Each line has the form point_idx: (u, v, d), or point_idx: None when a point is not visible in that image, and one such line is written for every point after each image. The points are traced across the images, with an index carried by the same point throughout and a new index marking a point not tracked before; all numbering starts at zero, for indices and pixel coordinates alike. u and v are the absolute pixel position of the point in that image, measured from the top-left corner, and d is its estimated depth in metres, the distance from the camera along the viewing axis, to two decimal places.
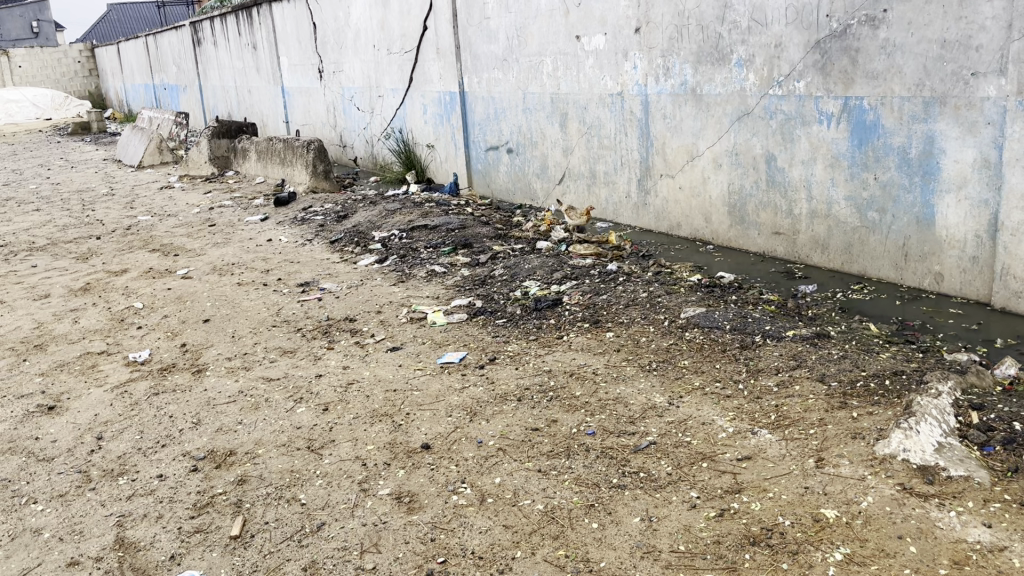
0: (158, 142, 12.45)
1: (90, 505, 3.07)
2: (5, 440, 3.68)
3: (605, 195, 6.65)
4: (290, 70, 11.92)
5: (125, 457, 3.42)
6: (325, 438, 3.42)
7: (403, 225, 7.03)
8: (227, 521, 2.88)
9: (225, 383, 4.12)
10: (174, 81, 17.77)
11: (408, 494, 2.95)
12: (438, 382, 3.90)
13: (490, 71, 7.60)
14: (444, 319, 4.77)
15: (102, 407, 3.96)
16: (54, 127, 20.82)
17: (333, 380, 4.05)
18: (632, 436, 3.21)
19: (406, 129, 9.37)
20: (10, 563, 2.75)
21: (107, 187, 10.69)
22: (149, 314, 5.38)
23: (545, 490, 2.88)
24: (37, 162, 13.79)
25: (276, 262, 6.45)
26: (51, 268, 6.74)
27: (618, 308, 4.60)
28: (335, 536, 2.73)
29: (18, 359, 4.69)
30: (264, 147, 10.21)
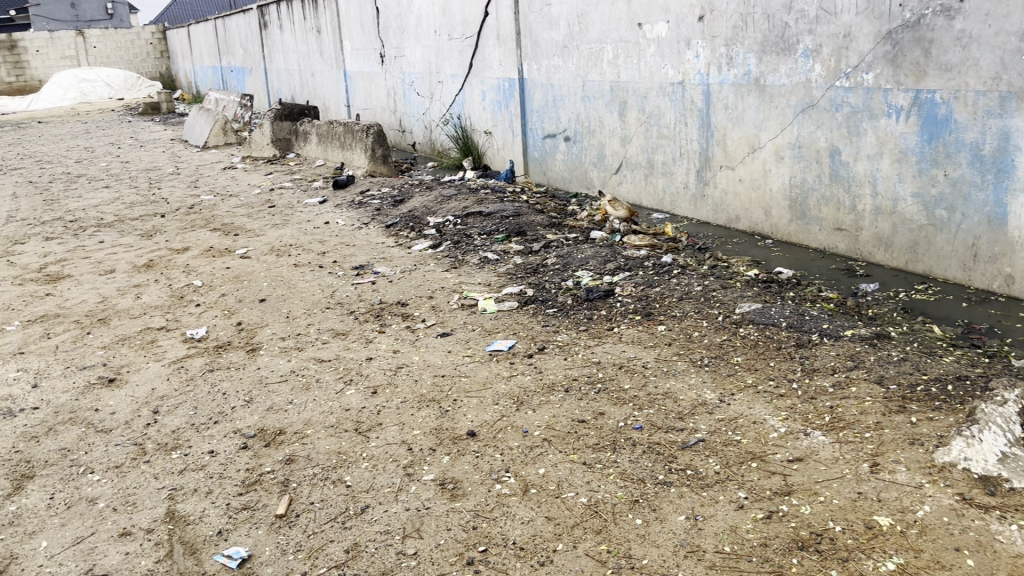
0: (223, 123, 12.70)
1: (143, 477, 3.15)
2: (66, 410, 3.79)
3: (662, 186, 6.56)
4: (353, 54, 12.02)
5: (179, 432, 3.50)
6: (373, 421, 3.45)
7: (458, 211, 7.04)
8: (273, 499, 2.92)
9: (278, 363, 4.19)
10: (240, 63, 18.08)
11: (452, 480, 2.95)
12: (487, 369, 3.90)
13: (550, 58, 7.55)
14: (494, 307, 4.76)
15: (159, 381, 4.06)
16: (125, 106, 21.40)
17: (383, 363, 4.08)
18: (680, 432, 3.15)
19: (464, 115, 9.37)
20: (65, 531, 2.82)
21: (172, 167, 10.95)
22: (208, 292, 5.49)
23: (589, 483, 2.86)
24: (108, 141, 14.20)
25: (332, 245, 6.52)
26: (117, 244, 6.92)
27: (671, 301, 4.53)
28: (378, 520, 2.74)
29: (83, 332, 4.83)
30: (325, 130, 10.32)
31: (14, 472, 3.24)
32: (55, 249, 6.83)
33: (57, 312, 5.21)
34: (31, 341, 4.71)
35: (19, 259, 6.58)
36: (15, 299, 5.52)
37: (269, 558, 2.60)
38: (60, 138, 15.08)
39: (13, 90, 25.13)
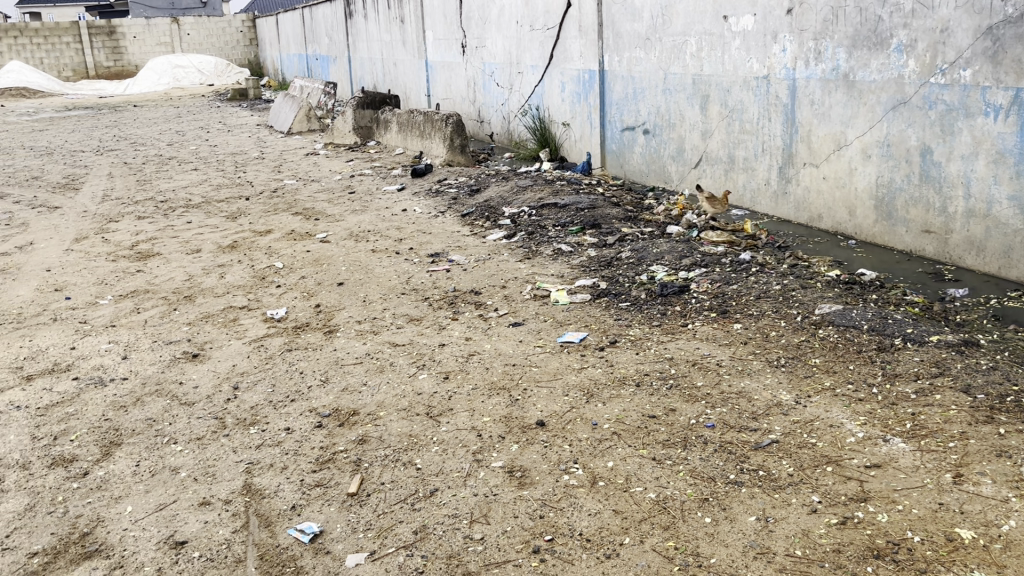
0: (307, 110, 12.98)
1: (223, 450, 3.26)
2: (153, 382, 3.95)
3: (742, 182, 6.43)
4: (435, 44, 12.13)
5: (257, 408, 3.61)
6: (444, 406, 3.49)
7: (533, 202, 7.04)
8: (346, 478, 2.99)
9: (353, 345, 4.27)
10: (326, 51, 18.45)
11: (520, 468, 2.96)
12: (557, 360, 3.90)
13: (632, 50, 7.47)
14: (567, 298, 4.75)
15: (240, 358, 4.19)
16: (215, 92, 22.09)
17: (455, 350, 4.13)
18: (753, 432, 3.10)
19: (543, 106, 9.36)
20: (149, 497, 2.94)
21: (258, 151, 11.26)
22: (289, 274, 5.63)
23: (658, 479, 2.83)
24: (198, 125, 14.69)
25: (408, 232, 6.61)
26: (204, 225, 7.16)
27: (748, 299, 4.45)
28: (446, 504, 2.78)
29: (170, 308, 5.02)
30: (405, 119, 10.45)
31: (103, 439, 3.39)
32: (147, 228, 7.11)
33: (147, 288, 5.42)
34: (122, 315, 4.92)
35: (113, 236, 6.87)
36: (109, 274, 5.77)
37: (339, 535, 2.66)
38: (153, 121, 15.67)
39: (111, 75, 26.22)
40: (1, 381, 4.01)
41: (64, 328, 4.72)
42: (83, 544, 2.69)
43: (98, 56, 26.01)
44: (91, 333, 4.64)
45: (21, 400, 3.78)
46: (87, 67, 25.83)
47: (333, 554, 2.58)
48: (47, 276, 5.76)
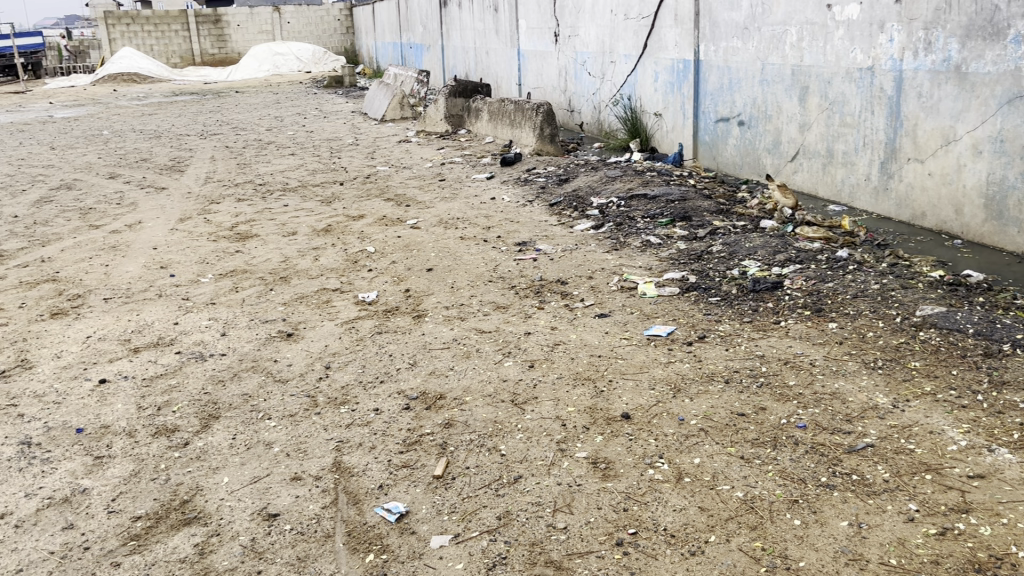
0: (401, 98, 13.15)
1: (315, 427, 3.35)
2: (250, 358, 4.10)
3: (841, 177, 6.21)
4: (528, 33, 12.12)
5: (348, 388, 3.70)
6: (529, 395, 3.50)
7: (623, 193, 6.98)
8: (431, 461, 3.03)
9: (441, 330, 4.33)
10: (420, 40, 18.66)
11: (604, 460, 2.95)
12: (645, 354, 3.86)
13: (729, 40, 7.31)
14: (655, 291, 4.70)
15: (332, 339, 4.30)
16: (312, 79, 22.65)
17: (541, 339, 4.13)
18: (847, 435, 3.00)
19: (634, 96, 9.24)
20: (244, 470, 3.05)
21: (352, 138, 11.49)
22: (380, 258, 5.74)
23: (746, 478, 2.78)
24: (295, 111, 15.10)
25: (497, 220, 6.64)
26: (299, 208, 7.37)
27: (845, 298, 4.30)
28: (530, 491, 2.79)
29: (266, 288, 5.18)
30: (496, 108, 10.48)
31: (203, 411, 3.54)
32: (246, 210, 7.36)
33: (245, 268, 5.61)
34: (222, 293, 5.11)
35: (214, 217, 7.14)
36: (210, 254, 5.99)
37: (425, 516, 2.71)
38: (254, 107, 16.18)
39: (215, 62, 27.23)
40: (110, 352, 4.23)
41: (168, 304, 4.94)
42: (183, 511, 2.81)
43: (204, 43, 27.04)
44: (193, 309, 4.83)
45: (128, 371, 3.98)
46: (193, 54, 26.90)
47: (418, 535, 2.62)
48: (153, 254, 6.03)
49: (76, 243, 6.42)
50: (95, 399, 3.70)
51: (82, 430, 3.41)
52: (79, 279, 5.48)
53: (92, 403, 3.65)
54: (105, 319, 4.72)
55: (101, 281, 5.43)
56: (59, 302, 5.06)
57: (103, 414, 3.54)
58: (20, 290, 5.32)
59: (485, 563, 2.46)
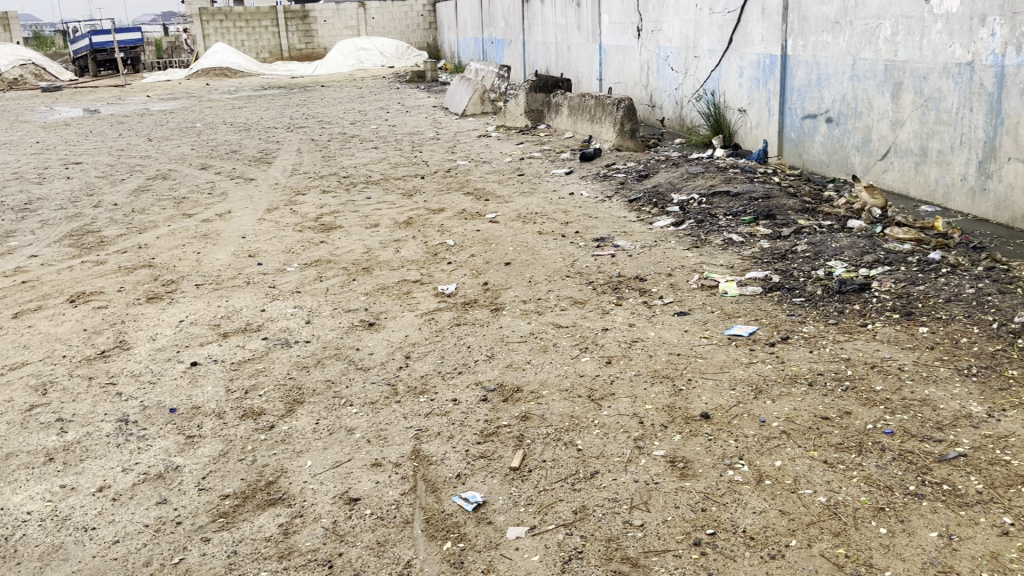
0: (481, 93, 13.23)
1: (394, 415, 3.41)
2: (333, 346, 4.20)
3: (934, 176, 5.97)
4: (610, 28, 12.04)
5: (427, 378, 3.76)
6: (607, 391, 3.49)
7: (705, 189, 6.87)
8: (508, 452, 3.06)
9: (518, 324, 4.35)
10: (501, 35, 18.73)
11: (682, 459, 2.92)
12: (725, 353, 3.80)
13: (818, 34, 7.12)
14: (736, 290, 4.62)
15: (412, 329, 4.37)
16: (395, 74, 22.98)
17: (618, 335, 4.11)
18: (937, 443, 2.90)
19: (718, 92, 9.08)
20: (327, 454, 3.13)
21: (433, 132, 11.63)
22: (459, 251, 5.80)
23: (829, 483, 2.71)
24: (378, 105, 15.36)
25: (575, 216, 6.63)
26: (382, 201, 7.50)
27: (937, 302, 4.15)
28: (607, 487, 2.79)
29: (349, 278, 5.30)
30: (577, 103, 10.44)
31: (288, 396, 3.64)
32: (330, 201, 7.53)
33: (329, 259, 5.75)
34: (307, 282, 5.25)
35: (300, 208, 7.32)
36: (295, 243, 6.16)
37: (501, 507, 2.73)
38: (339, 101, 16.53)
39: (302, 57, 27.95)
40: (202, 336, 4.39)
41: (255, 291, 5.10)
42: (268, 492, 2.90)
43: (292, 39, 27.78)
44: (279, 297, 4.98)
45: (218, 354, 4.13)
46: (282, 49, 27.68)
47: (495, 525, 2.65)
48: (243, 242, 6.24)
49: (170, 231, 6.69)
50: (187, 380, 3.85)
51: (175, 410, 3.55)
52: (173, 265, 5.71)
53: (184, 384, 3.80)
54: (197, 304, 4.90)
55: (193, 267, 5.64)
56: (155, 287, 5.28)
57: (194, 395, 3.69)
58: (119, 275, 5.57)
59: (560, 556, 2.46)
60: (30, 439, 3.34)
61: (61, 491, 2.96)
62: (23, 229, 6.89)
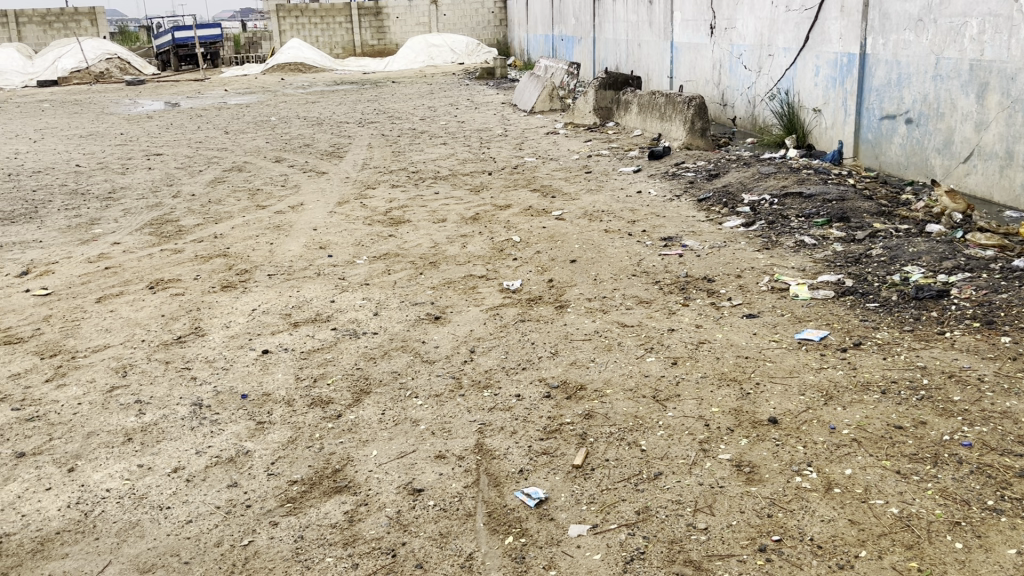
0: (551, 90, 13.21)
1: (459, 408, 3.44)
2: (399, 338, 4.25)
3: (1021, 180, 5.73)
4: (683, 26, 11.89)
5: (491, 372, 3.78)
6: (672, 392, 3.45)
7: (776, 190, 6.73)
8: (571, 450, 3.05)
9: (583, 322, 4.33)
10: (572, 32, 18.68)
11: (749, 464, 2.87)
12: (795, 358, 3.72)
13: (900, 32, 6.90)
14: (807, 293, 4.52)
15: (478, 324, 4.40)
16: (464, 71, 23.11)
17: (685, 336, 4.06)
18: (1018, 458, 2.79)
19: (793, 91, 8.89)
20: (392, 444, 3.17)
21: (502, 129, 11.66)
22: (525, 248, 5.81)
23: (902, 494, 2.63)
24: (447, 101, 15.49)
25: (643, 214, 6.57)
26: (449, 196, 7.56)
27: (1021, 311, 3.98)
28: (670, 489, 2.76)
29: (416, 272, 5.36)
30: (647, 101, 10.34)
31: (355, 386, 3.71)
32: (399, 196, 7.63)
33: (397, 252, 5.82)
34: (376, 274, 5.33)
35: (370, 202, 7.43)
36: (364, 236, 6.26)
37: (564, 504, 2.73)
38: (409, 97, 16.72)
39: (375, 53, 28.36)
40: (273, 325, 4.49)
41: (326, 282, 5.19)
42: (335, 479, 2.96)
43: (365, 35, 28.21)
44: (348, 289, 5.06)
45: (289, 343, 4.22)
46: (354, 45, 28.15)
47: (557, 522, 2.65)
48: (314, 234, 6.36)
49: (245, 222, 6.86)
50: (259, 367, 3.95)
51: (246, 396, 3.64)
52: (247, 255, 5.86)
53: (256, 371, 3.90)
54: (269, 294, 5.01)
55: (266, 258, 5.77)
56: (229, 275, 5.42)
57: (265, 382, 3.78)
58: (196, 263, 5.74)
59: (623, 556, 2.45)
60: (110, 419, 3.47)
61: (138, 470, 3.07)
62: (106, 218, 7.16)
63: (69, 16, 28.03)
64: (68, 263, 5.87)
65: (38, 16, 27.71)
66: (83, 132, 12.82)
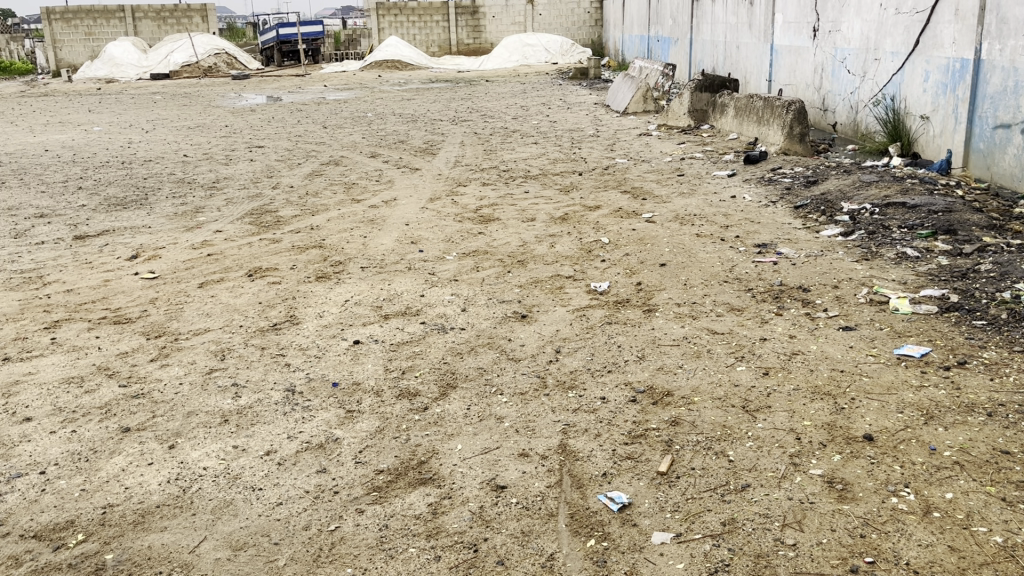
0: (645, 91, 13.08)
1: (543, 408, 3.44)
2: (486, 335, 4.28)
3: None
4: (784, 28, 11.59)
5: (577, 373, 3.76)
6: (763, 403, 3.37)
7: (878, 199, 6.49)
8: (656, 456, 3.01)
9: (671, 327, 4.28)
10: (668, 33, 18.43)
11: (842, 481, 2.78)
12: (894, 374, 3.58)
13: (1019, 37, 6.55)
14: (908, 307, 4.33)
15: (564, 324, 4.39)
16: (558, 71, 23.09)
17: (777, 346, 3.96)
18: None
19: (899, 97, 8.55)
20: (476, 440, 3.20)
21: (594, 129, 11.61)
22: (614, 250, 5.76)
23: (1007, 522, 2.50)
24: (541, 101, 15.53)
25: (736, 220, 6.44)
26: (540, 196, 7.57)
27: None
28: (758, 502, 2.69)
29: (504, 270, 5.38)
30: (744, 104, 10.12)
31: (442, 379, 3.75)
32: (490, 194, 7.68)
33: (486, 249, 5.86)
34: (465, 271, 5.37)
35: (460, 199, 7.51)
36: (455, 233, 6.33)
37: (648, 511, 2.69)
38: (502, 96, 16.82)
39: (470, 51, 28.69)
40: (364, 316, 4.59)
41: (416, 277, 5.27)
42: (419, 471, 3.00)
43: (461, 34, 28.54)
44: (437, 284, 5.12)
45: (379, 335, 4.30)
46: (450, 44, 28.53)
47: (640, 528, 2.62)
48: (406, 229, 6.47)
49: (340, 215, 7.03)
50: (349, 356, 4.04)
51: (337, 385, 3.73)
52: (342, 248, 6.00)
53: (347, 360, 3.99)
54: (362, 286, 5.12)
55: (360, 250, 5.91)
56: (324, 266, 5.56)
57: (355, 371, 3.87)
58: (292, 253, 5.91)
59: (706, 567, 2.41)
60: (209, 400, 3.61)
61: (233, 451, 3.18)
62: (211, 206, 7.45)
63: (181, 13, 29.30)
64: (174, 248, 6.14)
65: (153, 11, 29.00)
66: (191, 123, 13.39)
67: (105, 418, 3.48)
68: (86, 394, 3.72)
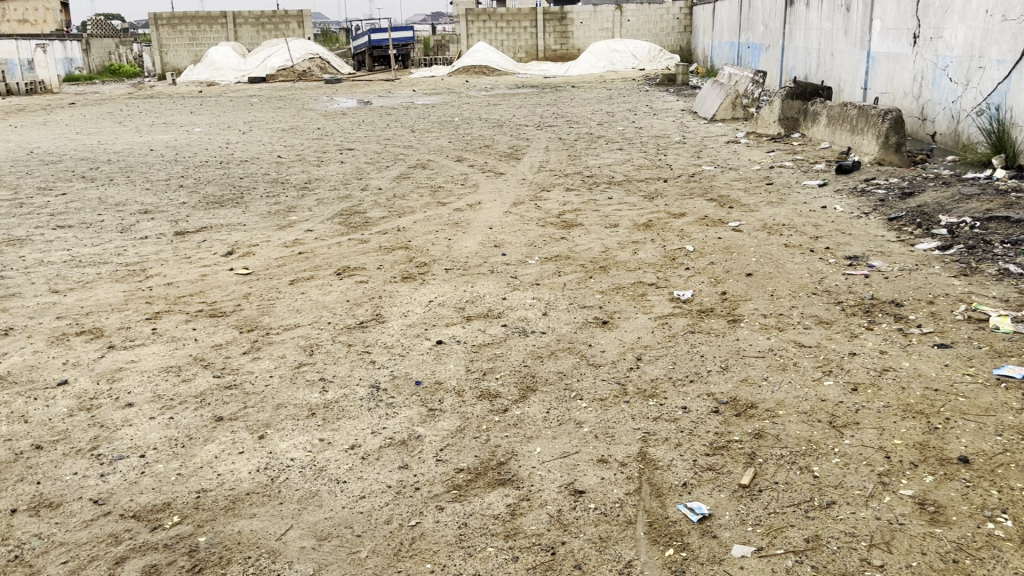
0: (734, 98, 12.86)
1: (623, 414, 3.43)
2: (566, 339, 4.29)
3: None
4: (883, 34, 11.24)
5: (658, 382, 3.73)
6: (850, 419, 3.27)
7: (980, 212, 6.22)
8: (738, 468, 2.97)
9: (757, 338, 4.20)
10: (759, 39, 18.09)
11: (934, 503, 2.68)
12: (993, 395, 3.42)
13: None
14: (1010, 326, 4.13)
15: (645, 332, 4.36)
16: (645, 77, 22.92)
17: (867, 362, 3.84)
18: None
19: (1004, 107, 8.18)
20: (555, 443, 3.21)
21: (680, 136, 11.48)
22: (699, 258, 5.69)
23: None
24: (627, 107, 15.45)
25: (827, 230, 6.27)
26: (623, 202, 7.53)
27: None
28: (844, 520, 2.62)
29: (586, 275, 5.38)
30: (837, 112, 9.84)
31: (522, 382, 3.78)
32: (573, 199, 7.69)
33: (569, 254, 5.87)
34: (547, 275, 5.39)
35: (544, 203, 7.54)
36: (538, 237, 6.36)
37: (728, 523, 2.66)
38: (588, 101, 16.81)
39: (556, 57, 28.79)
40: (447, 317, 4.65)
41: (498, 279, 5.32)
42: (499, 471, 3.03)
43: (548, 40, 28.65)
44: (518, 287, 5.16)
45: (461, 336, 4.36)
46: (538, 49, 28.67)
47: (720, 540, 2.58)
48: (490, 232, 6.53)
49: (426, 217, 7.15)
50: (432, 356, 4.10)
51: (420, 383, 3.80)
52: (427, 249, 6.10)
53: (430, 359, 4.06)
54: (446, 287, 5.19)
55: (444, 252, 6.00)
56: (409, 267, 5.67)
57: (438, 370, 3.93)
58: (379, 253, 6.05)
59: None
60: (297, 394, 3.72)
61: (320, 443, 3.27)
62: (302, 206, 7.68)
63: (279, 18, 30.29)
64: (267, 246, 6.35)
65: (253, 17, 30.12)
66: (286, 125, 13.83)
67: (200, 406, 3.63)
68: (184, 383, 3.89)
